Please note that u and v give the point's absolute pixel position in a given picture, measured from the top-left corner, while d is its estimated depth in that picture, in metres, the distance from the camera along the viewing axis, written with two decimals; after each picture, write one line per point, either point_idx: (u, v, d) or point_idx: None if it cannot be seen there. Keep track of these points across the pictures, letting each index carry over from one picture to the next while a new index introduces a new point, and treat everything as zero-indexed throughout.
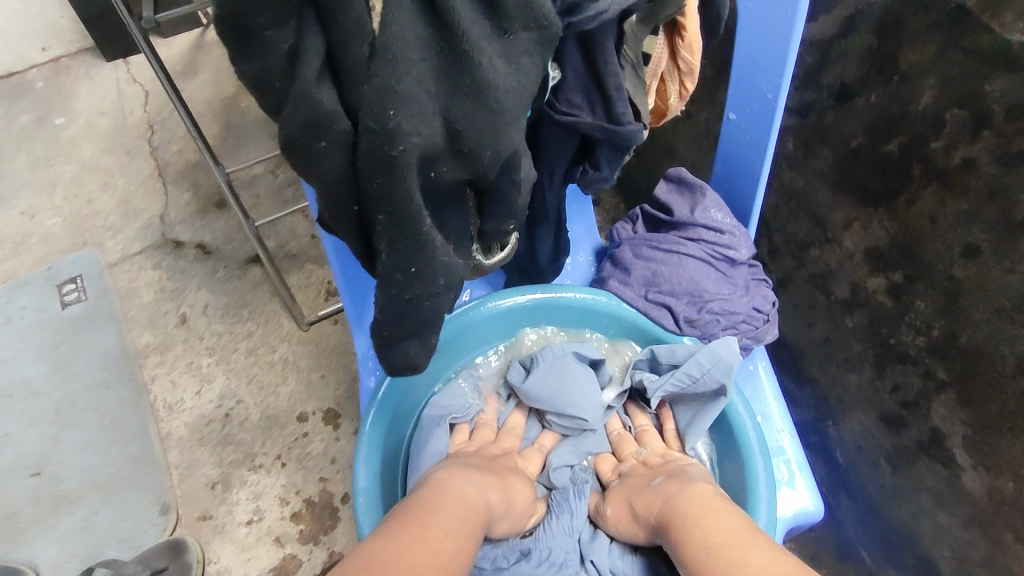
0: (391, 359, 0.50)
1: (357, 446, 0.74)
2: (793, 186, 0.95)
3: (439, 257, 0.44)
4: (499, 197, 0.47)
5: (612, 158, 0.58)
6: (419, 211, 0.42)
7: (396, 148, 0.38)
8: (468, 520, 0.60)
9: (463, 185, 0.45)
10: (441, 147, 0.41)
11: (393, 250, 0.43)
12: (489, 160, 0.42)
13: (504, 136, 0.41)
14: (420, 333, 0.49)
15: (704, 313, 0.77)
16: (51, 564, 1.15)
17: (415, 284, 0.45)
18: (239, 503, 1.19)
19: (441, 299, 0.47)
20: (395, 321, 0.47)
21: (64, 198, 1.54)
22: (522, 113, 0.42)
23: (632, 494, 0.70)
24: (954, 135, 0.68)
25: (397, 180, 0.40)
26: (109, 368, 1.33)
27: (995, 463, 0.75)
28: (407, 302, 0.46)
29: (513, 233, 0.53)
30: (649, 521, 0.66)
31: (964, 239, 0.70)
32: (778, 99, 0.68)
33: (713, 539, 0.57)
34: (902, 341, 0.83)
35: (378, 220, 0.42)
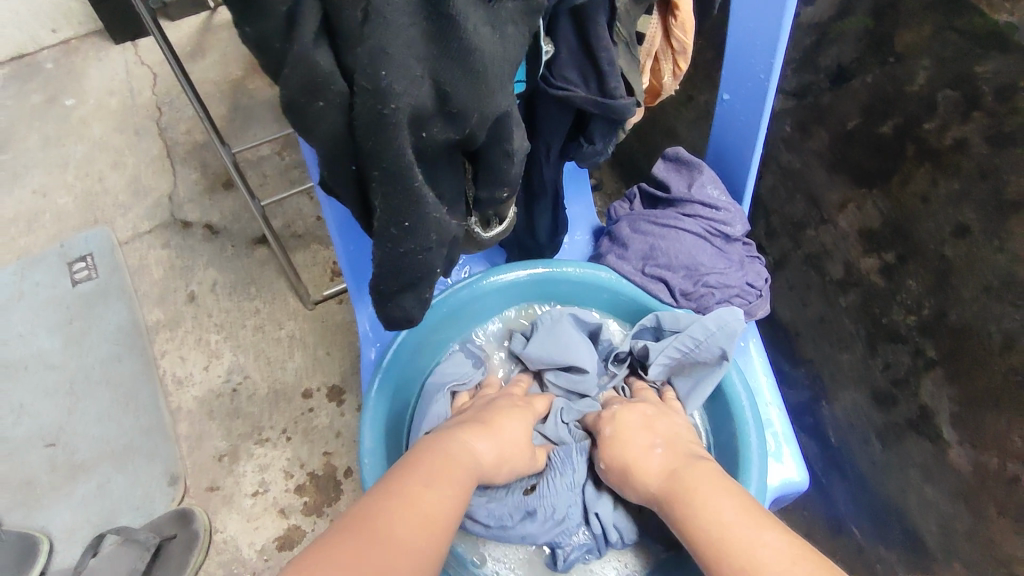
0: (388, 313, 0.53)
1: (362, 410, 0.76)
2: (789, 167, 0.96)
3: (430, 214, 0.46)
4: (492, 164, 0.49)
5: (606, 132, 0.59)
6: (411, 168, 0.43)
7: (388, 106, 0.40)
8: (456, 481, 0.62)
9: (455, 147, 0.47)
10: (431, 109, 0.43)
11: (387, 205, 0.45)
12: (475, 122, 0.44)
13: (490, 100, 0.43)
14: (411, 288, 0.51)
15: (699, 286, 0.78)
16: (66, 530, 1.19)
17: (407, 238, 0.47)
18: (246, 475, 1.23)
19: (433, 254, 0.49)
20: (389, 274, 0.49)
21: (74, 177, 1.56)
22: (509, 83, 0.44)
23: (633, 448, 0.70)
24: (947, 116, 0.70)
25: (389, 138, 0.42)
26: (120, 343, 1.36)
27: (981, 438, 0.77)
28: (400, 256, 0.48)
29: (509, 202, 0.55)
30: (650, 480, 0.67)
31: (955, 219, 0.72)
32: (771, 79, 0.68)
33: (728, 516, 0.58)
34: (893, 319, 0.85)
35: (373, 178, 0.44)
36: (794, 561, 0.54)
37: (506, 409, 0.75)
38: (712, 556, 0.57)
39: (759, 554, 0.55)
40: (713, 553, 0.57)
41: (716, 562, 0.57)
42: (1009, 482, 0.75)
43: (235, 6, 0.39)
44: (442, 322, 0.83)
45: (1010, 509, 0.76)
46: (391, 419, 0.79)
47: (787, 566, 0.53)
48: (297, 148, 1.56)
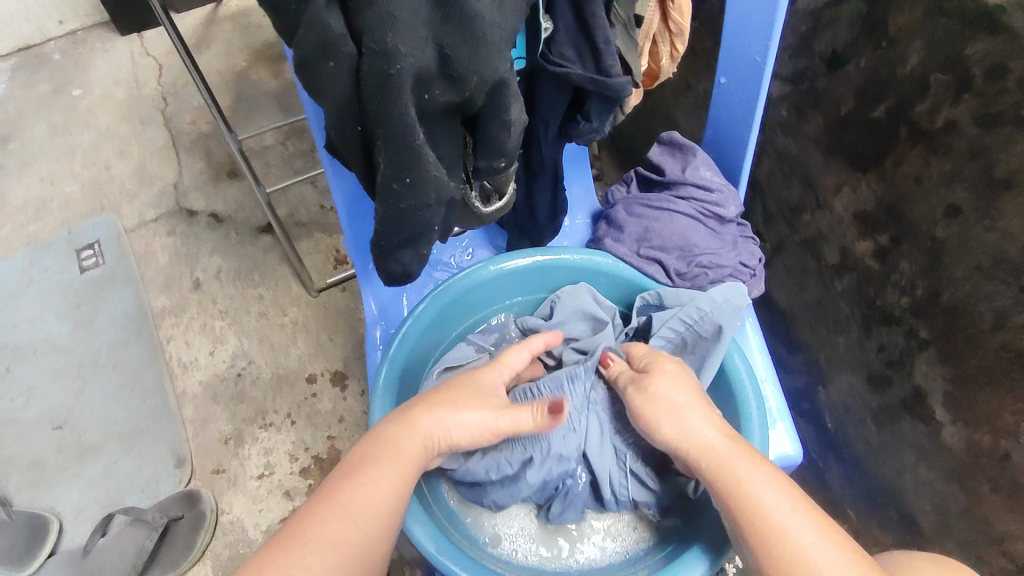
0: (390, 267, 0.56)
1: (371, 400, 0.70)
2: (787, 152, 0.97)
3: (431, 173, 0.48)
4: (489, 134, 0.51)
5: (602, 109, 0.60)
6: (415, 128, 0.45)
7: (394, 66, 0.42)
8: (401, 471, 0.57)
9: (455, 111, 0.48)
10: (433, 71, 0.44)
11: (391, 161, 0.47)
12: (475, 86, 0.45)
13: (490, 66, 0.44)
14: (411, 244, 0.53)
15: (693, 266, 0.80)
16: (74, 510, 1.21)
17: (408, 194, 0.48)
18: (251, 458, 1.25)
19: (433, 212, 0.50)
20: (392, 229, 0.51)
21: (81, 165, 1.58)
22: (507, 50, 0.45)
23: (678, 398, 0.63)
24: (939, 97, 0.71)
25: (394, 98, 0.43)
26: (127, 328, 1.38)
27: (972, 417, 0.78)
28: (402, 211, 0.50)
29: (507, 172, 0.56)
30: (700, 438, 0.60)
31: (947, 199, 0.73)
32: (766, 61, 0.70)
33: (785, 506, 0.54)
34: (888, 301, 0.86)
35: (378, 136, 0.46)
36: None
37: (484, 374, 0.66)
38: (761, 541, 0.53)
39: (814, 553, 0.51)
40: (763, 540, 0.53)
41: (765, 549, 0.53)
42: (1000, 459, 0.77)
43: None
44: (448, 309, 0.79)
45: (1002, 486, 0.77)
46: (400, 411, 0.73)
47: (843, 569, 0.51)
48: (301, 138, 1.58)
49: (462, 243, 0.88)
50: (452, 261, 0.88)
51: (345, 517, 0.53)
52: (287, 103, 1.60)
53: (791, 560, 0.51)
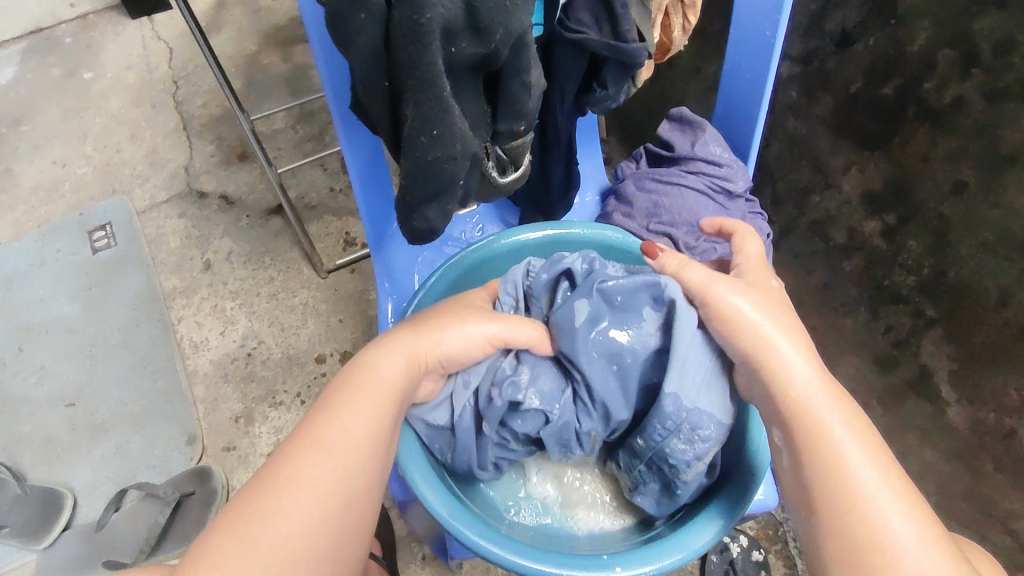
0: (414, 224, 0.57)
1: None
2: (796, 134, 0.97)
3: (456, 124, 0.49)
4: (509, 95, 0.52)
5: (618, 76, 0.61)
6: (443, 79, 0.46)
7: (424, 16, 0.42)
8: (378, 401, 0.57)
9: (478, 67, 0.48)
10: (461, 23, 0.44)
11: (418, 113, 0.47)
12: (501, 36, 0.46)
13: (514, 16, 0.45)
14: (438, 199, 0.54)
15: (702, 241, 0.80)
16: (88, 486, 1.24)
17: (435, 146, 0.49)
18: (261, 436, 1.26)
19: (458, 165, 0.51)
20: (417, 183, 0.52)
21: (93, 148, 1.60)
22: (528, 0, 0.46)
23: (761, 317, 0.59)
24: (947, 75, 0.71)
25: (424, 48, 0.43)
26: (139, 309, 1.40)
27: (978, 394, 0.80)
28: (429, 164, 0.51)
29: (526, 134, 0.57)
30: (786, 363, 0.57)
31: (953, 177, 0.73)
32: (778, 35, 0.70)
33: (859, 454, 0.52)
34: (895, 282, 0.87)
35: (405, 88, 0.46)
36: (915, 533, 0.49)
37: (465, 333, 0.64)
38: (823, 475, 0.52)
39: (883, 501, 0.50)
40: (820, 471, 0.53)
41: (824, 484, 0.52)
42: (1005, 436, 0.78)
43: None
44: (459, 282, 0.80)
45: (1008, 462, 0.79)
46: None
47: (899, 518, 0.49)
48: (310, 121, 1.59)
49: (472, 219, 0.89)
50: (462, 237, 0.89)
51: (325, 460, 0.54)
52: (297, 87, 1.61)
53: (853, 501, 0.50)
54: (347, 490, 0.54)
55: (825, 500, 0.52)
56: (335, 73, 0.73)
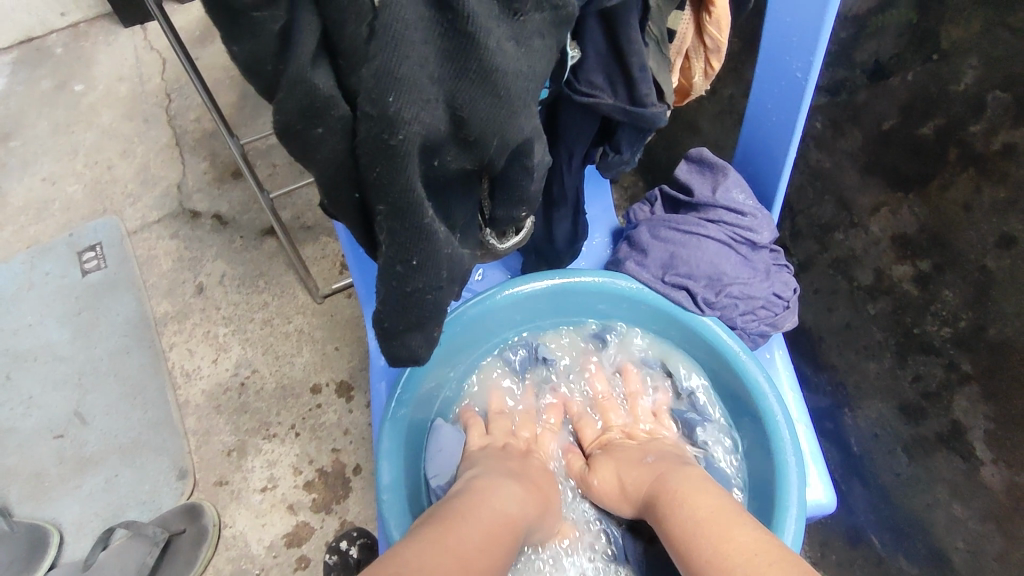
0: (395, 352, 0.49)
1: (378, 444, 0.70)
2: (819, 168, 0.91)
3: (441, 249, 0.43)
4: (510, 181, 0.46)
5: (633, 141, 0.56)
6: (422, 202, 0.41)
7: (396, 135, 0.37)
8: (498, 534, 0.58)
9: (470, 173, 0.44)
10: (446, 134, 0.40)
11: (394, 241, 0.42)
12: (495, 148, 0.41)
13: (513, 123, 0.40)
14: (420, 327, 0.48)
15: (723, 297, 0.74)
16: (75, 523, 1.19)
17: (415, 276, 0.44)
18: (254, 471, 1.22)
19: (444, 292, 0.46)
20: (397, 313, 0.46)
21: (83, 165, 1.55)
22: (531, 82, 0.40)
23: (624, 474, 0.71)
24: (996, 119, 0.64)
25: (399, 169, 0.39)
26: (128, 335, 1.36)
27: (1017, 458, 0.73)
28: (408, 295, 0.45)
29: (527, 219, 0.51)
30: (635, 482, 0.70)
31: (999, 229, 0.67)
32: (810, 79, 0.64)
33: (703, 513, 0.59)
34: (926, 331, 0.80)
35: (378, 211, 0.42)
36: (762, 552, 0.53)
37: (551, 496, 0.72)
38: (691, 559, 0.57)
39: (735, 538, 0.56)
40: (690, 549, 0.58)
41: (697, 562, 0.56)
42: None
43: (224, 21, 0.36)
44: (453, 345, 0.77)
45: None
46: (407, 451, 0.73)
47: (755, 559, 0.53)
48: None
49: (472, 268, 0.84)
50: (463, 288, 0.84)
51: (461, 558, 0.53)
52: None
53: (710, 549, 0.56)
54: None
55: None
56: None
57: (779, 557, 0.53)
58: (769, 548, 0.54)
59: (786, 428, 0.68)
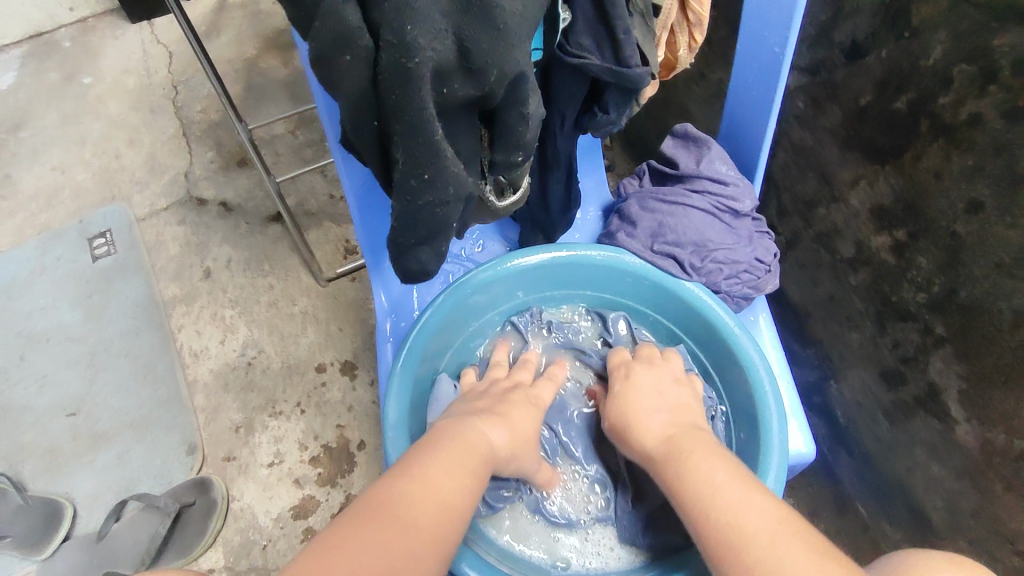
0: (408, 266, 0.55)
1: (386, 391, 0.74)
2: (802, 145, 0.95)
3: (449, 168, 0.48)
4: (507, 127, 0.51)
5: (621, 100, 0.60)
6: (433, 123, 0.45)
7: (412, 59, 0.42)
8: (467, 470, 0.60)
9: (472, 106, 0.48)
10: (454, 63, 0.44)
11: (409, 157, 0.47)
12: (495, 79, 0.45)
13: (510, 56, 0.44)
14: (430, 241, 0.53)
15: (707, 262, 0.79)
16: (88, 496, 1.23)
17: (427, 190, 0.48)
18: (262, 446, 1.26)
19: (451, 210, 0.50)
20: (409, 227, 0.51)
21: (92, 154, 1.59)
22: (525, 34, 0.45)
23: (648, 410, 0.72)
24: (963, 90, 0.69)
25: (414, 91, 0.43)
26: (138, 317, 1.40)
27: (988, 415, 0.77)
28: (420, 209, 0.50)
29: (524, 165, 0.56)
30: (648, 424, 0.70)
31: (968, 195, 0.71)
32: (787, 52, 0.68)
33: (719, 478, 0.61)
34: (903, 298, 0.85)
35: (395, 131, 0.46)
36: (779, 528, 0.55)
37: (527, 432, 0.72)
38: (704, 524, 0.58)
39: (751, 512, 0.57)
40: (704, 516, 0.59)
41: (710, 532, 0.58)
42: (1016, 459, 0.75)
43: None
44: (463, 310, 0.81)
45: (1017, 486, 0.76)
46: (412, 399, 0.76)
47: (774, 534, 0.55)
48: (310, 127, 1.57)
49: (473, 236, 0.89)
50: (462, 254, 0.88)
51: (429, 503, 0.55)
52: (297, 92, 1.59)
53: (726, 518, 0.57)
54: (447, 526, 0.56)
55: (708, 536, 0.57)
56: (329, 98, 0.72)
57: (794, 534, 0.55)
58: (785, 524, 0.56)
59: (775, 406, 0.72)
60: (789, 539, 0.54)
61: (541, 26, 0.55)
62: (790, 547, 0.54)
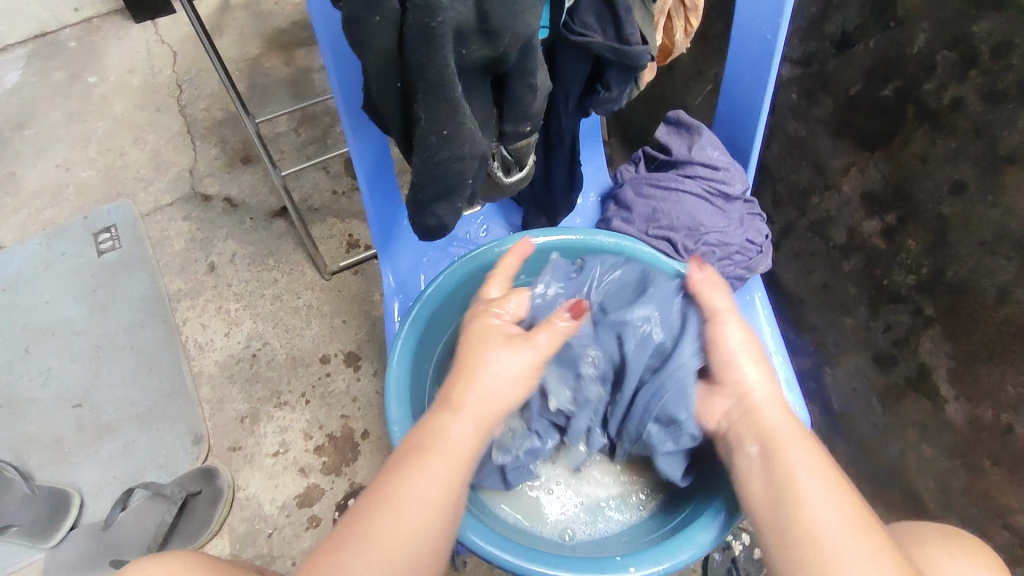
0: (425, 221, 0.60)
1: (388, 362, 0.74)
2: (796, 136, 0.99)
3: (467, 124, 0.51)
4: (516, 96, 0.54)
5: (621, 78, 0.63)
6: (453, 80, 0.48)
7: (436, 18, 0.45)
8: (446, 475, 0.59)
9: (487, 69, 0.51)
10: (472, 26, 0.47)
11: (430, 114, 0.50)
12: (510, 41, 0.48)
13: (522, 22, 0.48)
14: (446, 198, 0.57)
15: (700, 245, 0.82)
16: (95, 486, 1.24)
17: (446, 146, 0.52)
18: (267, 436, 1.27)
19: (467, 165, 0.54)
20: (428, 182, 0.55)
21: (97, 151, 1.61)
22: (537, 6, 0.48)
23: (744, 347, 0.67)
24: (946, 76, 0.73)
25: (436, 49, 0.46)
26: (144, 310, 1.41)
27: (976, 392, 0.80)
28: (439, 164, 0.53)
29: (532, 135, 0.60)
30: (745, 380, 0.65)
31: (952, 176, 0.75)
32: (778, 38, 0.72)
33: (801, 465, 0.58)
34: (894, 281, 0.88)
35: (417, 90, 0.49)
36: (855, 531, 0.54)
37: (515, 368, 0.64)
38: (781, 502, 0.57)
39: (824, 508, 0.55)
40: (783, 495, 0.57)
41: (785, 515, 0.56)
42: (1003, 432, 0.78)
43: None
44: (459, 291, 0.81)
45: (1005, 459, 0.79)
46: (415, 373, 0.77)
47: (846, 534, 0.54)
48: (313, 124, 1.60)
49: (478, 220, 0.91)
50: (468, 237, 0.91)
51: (399, 504, 0.57)
52: (300, 90, 1.62)
53: (801, 505, 0.56)
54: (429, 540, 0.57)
55: (789, 542, 0.55)
56: (344, 81, 0.74)
57: (866, 536, 0.54)
58: (859, 524, 0.55)
59: None
60: (863, 543, 0.53)
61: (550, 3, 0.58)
62: (861, 552, 0.53)
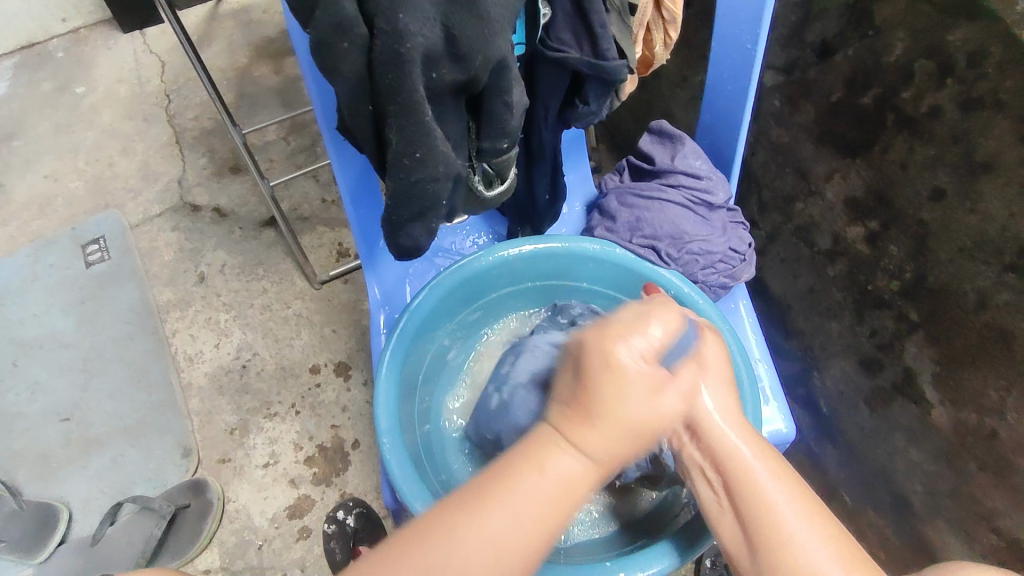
0: (400, 241, 0.60)
1: (377, 372, 0.73)
2: (779, 142, 0.99)
3: (439, 146, 0.52)
4: (491, 114, 0.55)
5: (599, 93, 0.64)
6: (423, 104, 0.49)
7: (404, 43, 0.45)
8: (556, 509, 0.51)
9: (460, 89, 0.52)
10: (441, 49, 0.48)
11: (402, 137, 0.50)
12: (479, 63, 0.48)
13: (493, 43, 0.48)
14: (422, 218, 0.57)
15: (683, 253, 0.82)
16: (82, 501, 1.24)
17: (419, 167, 0.52)
18: (256, 447, 1.27)
19: (441, 186, 0.54)
20: (404, 203, 0.55)
21: (85, 163, 1.61)
22: (508, 25, 0.49)
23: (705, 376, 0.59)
24: (922, 85, 0.73)
25: (405, 73, 0.46)
26: (133, 322, 1.41)
27: (960, 396, 0.80)
28: (413, 185, 0.54)
29: (510, 152, 0.60)
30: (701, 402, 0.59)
31: (931, 183, 0.76)
32: (757, 48, 0.72)
33: (780, 497, 0.55)
34: (878, 287, 0.88)
35: (389, 113, 0.50)
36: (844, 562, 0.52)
37: (630, 408, 0.53)
38: (758, 538, 0.54)
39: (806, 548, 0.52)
40: (763, 532, 0.54)
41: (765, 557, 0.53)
42: (987, 436, 0.78)
43: None
44: (447, 299, 0.80)
45: (989, 464, 0.79)
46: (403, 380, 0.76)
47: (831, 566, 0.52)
48: (301, 133, 1.60)
49: (464, 231, 0.92)
50: (452, 248, 0.91)
51: (501, 521, 0.49)
52: (289, 99, 1.62)
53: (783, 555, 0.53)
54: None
55: (758, 541, 0.54)
56: (324, 91, 0.75)
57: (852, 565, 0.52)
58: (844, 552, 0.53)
59: (749, 389, 0.71)
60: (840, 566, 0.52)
61: (523, 19, 0.59)
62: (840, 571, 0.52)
